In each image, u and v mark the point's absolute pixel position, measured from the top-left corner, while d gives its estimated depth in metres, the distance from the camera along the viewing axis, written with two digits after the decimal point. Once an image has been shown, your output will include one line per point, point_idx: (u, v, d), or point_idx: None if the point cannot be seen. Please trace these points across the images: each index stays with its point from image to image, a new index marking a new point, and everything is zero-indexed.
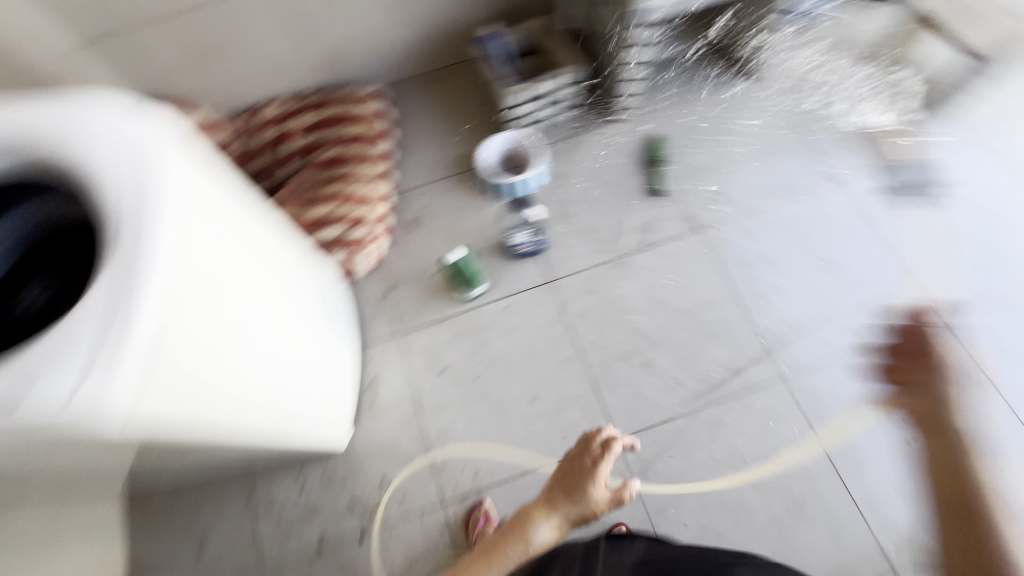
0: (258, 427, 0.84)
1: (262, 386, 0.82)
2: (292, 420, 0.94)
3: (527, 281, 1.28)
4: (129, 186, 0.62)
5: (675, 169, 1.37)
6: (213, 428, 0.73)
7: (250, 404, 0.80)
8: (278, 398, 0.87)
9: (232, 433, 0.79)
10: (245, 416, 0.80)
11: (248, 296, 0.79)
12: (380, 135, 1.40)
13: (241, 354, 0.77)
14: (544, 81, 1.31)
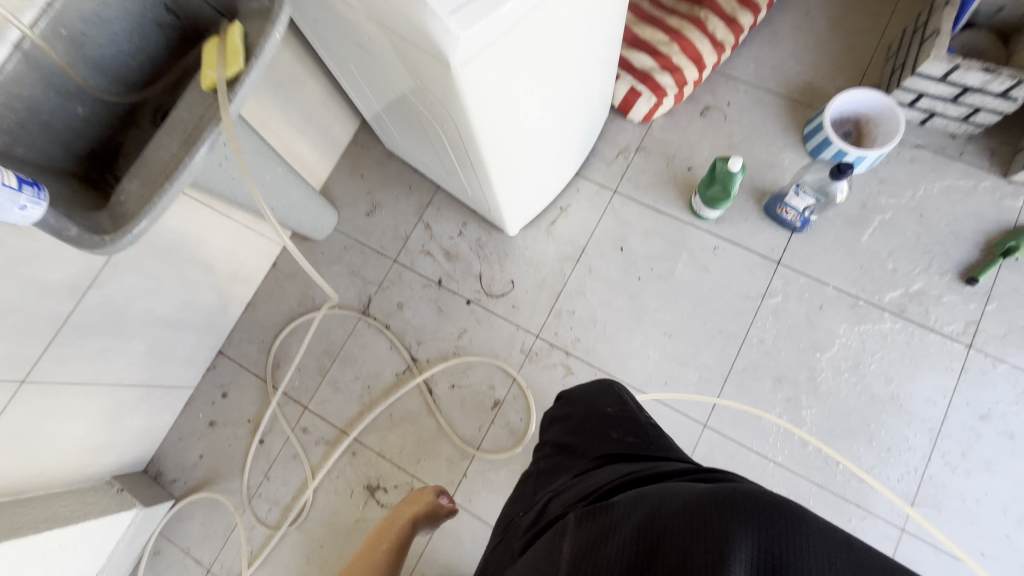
0: (489, 161, 0.90)
1: (518, 130, 0.86)
2: (505, 177, 0.99)
3: (756, 244, 1.15)
4: None
5: (1012, 272, 1.07)
6: (472, 132, 0.79)
7: (502, 137, 0.84)
8: (515, 150, 0.91)
9: (474, 147, 0.85)
10: (495, 143, 0.84)
11: (569, 45, 0.78)
12: (756, 4, 1.21)
13: (530, 91, 0.78)
14: (986, 71, 1.00)
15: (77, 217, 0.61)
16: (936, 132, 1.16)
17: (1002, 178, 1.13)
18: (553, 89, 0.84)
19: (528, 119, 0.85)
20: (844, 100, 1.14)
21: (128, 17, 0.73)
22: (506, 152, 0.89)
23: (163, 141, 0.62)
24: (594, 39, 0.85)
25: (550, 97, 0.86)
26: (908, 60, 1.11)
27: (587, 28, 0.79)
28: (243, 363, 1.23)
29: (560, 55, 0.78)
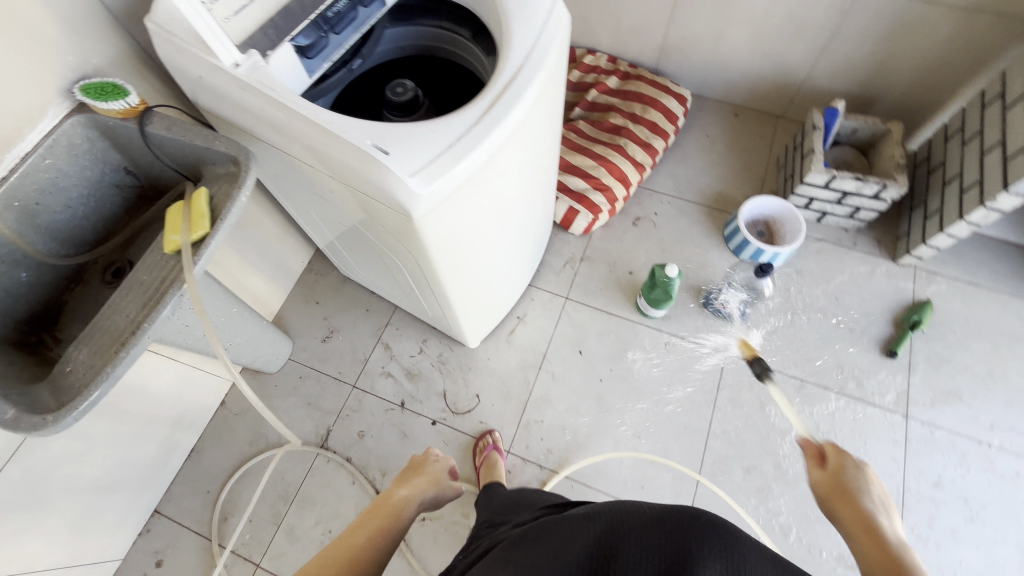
0: (451, 284, 0.93)
1: (476, 255, 0.91)
2: (465, 296, 1.02)
3: (703, 337, 1.24)
4: (519, 51, 0.71)
5: (924, 342, 1.20)
6: (435, 264, 0.82)
7: (462, 263, 0.88)
8: (475, 271, 0.95)
9: (436, 276, 0.88)
10: (458, 271, 0.89)
11: (517, 180, 0.86)
12: (665, 132, 1.43)
13: (485, 222, 0.84)
14: (858, 180, 1.20)
15: (15, 395, 0.57)
16: (832, 227, 1.35)
17: (892, 261, 1.31)
18: (506, 216, 0.91)
19: (486, 247, 0.92)
20: (751, 206, 1.31)
21: (86, 183, 0.74)
22: (468, 277, 0.95)
23: (121, 304, 0.61)
24: (538, 171, 0.95)
25: (503, 223, 0.93)
26: (795, 172, 1.32)
27: (532, 165, 0.89)
28: (183, 521, 1.10)
29: (511, 191, 0.86)
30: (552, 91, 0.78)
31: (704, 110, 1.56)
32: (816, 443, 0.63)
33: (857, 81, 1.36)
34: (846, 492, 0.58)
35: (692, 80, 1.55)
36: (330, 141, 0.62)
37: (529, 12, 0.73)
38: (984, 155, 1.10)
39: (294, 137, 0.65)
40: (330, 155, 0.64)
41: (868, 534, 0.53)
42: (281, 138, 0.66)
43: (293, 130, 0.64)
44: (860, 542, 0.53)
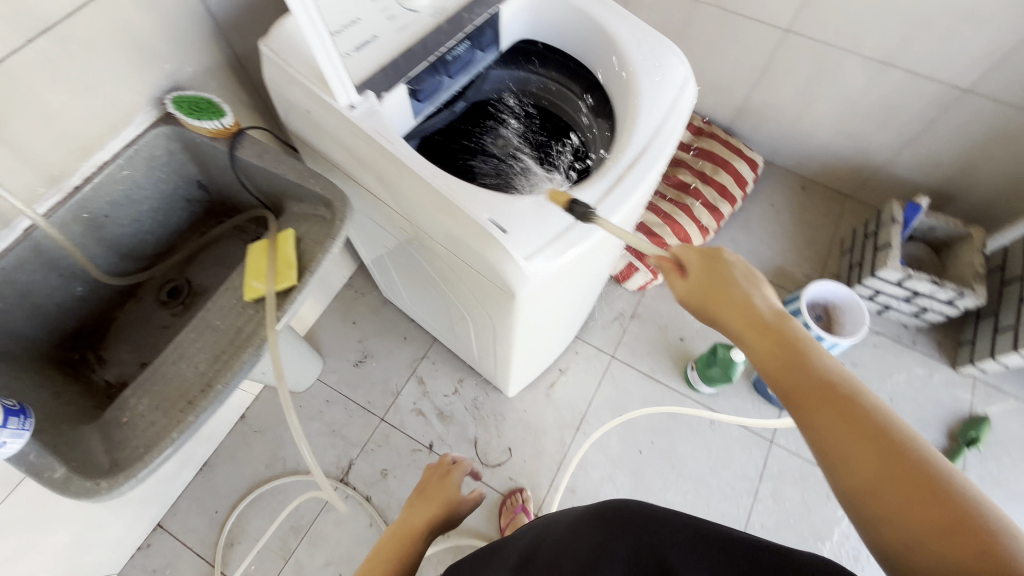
0: (521, 353, 0.87)
1: (556, 328, 0.84)
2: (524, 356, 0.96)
3: (749, 420, 1.18)
4: (645, 129, 0.66)
5: (978, 461, 1.15)
6: (518, 340, 0.76)
7: (542, 337, 0.82)
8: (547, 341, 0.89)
9: (513, 349, 0.81)
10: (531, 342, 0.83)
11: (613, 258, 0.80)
12: (733, 196, 1.38)
13: (575, 299, 0.78)
14: (935, 283, 1.15)
15: (61, 442, 0.51)
16: (892, 322, 1.31)
17: (951, 368, 1.26)
18: (592, 290, 0.85)
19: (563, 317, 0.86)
20: (815, 290, 1.27)
21: (158, 195, 0.69)
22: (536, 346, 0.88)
23: (189, 350, 0.55)
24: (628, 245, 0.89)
25: (587, 297, 0.87)
26: (865, 260, 1.28)
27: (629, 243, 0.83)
28: (186, 540, 1.04)
29: (604, 268, 0.80)
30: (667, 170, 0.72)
31: (771, 177, 1.52)
32: (671, 256, 0.58)
33: (940, 177, 1.31)
34: (723, 282, 0.53)
35: (764, 145, 1.51)
36: (443, 209, 0.57)
37: (658, 84, 0.68)
38: None
39: (402, 193, 0.59)
40: (438, 220, 0.58)
41: (760, 335, 0.49)
42: (385, 190, 0.61)
43: (402, 187, 0.59)
44: (754, 346, 0.50)
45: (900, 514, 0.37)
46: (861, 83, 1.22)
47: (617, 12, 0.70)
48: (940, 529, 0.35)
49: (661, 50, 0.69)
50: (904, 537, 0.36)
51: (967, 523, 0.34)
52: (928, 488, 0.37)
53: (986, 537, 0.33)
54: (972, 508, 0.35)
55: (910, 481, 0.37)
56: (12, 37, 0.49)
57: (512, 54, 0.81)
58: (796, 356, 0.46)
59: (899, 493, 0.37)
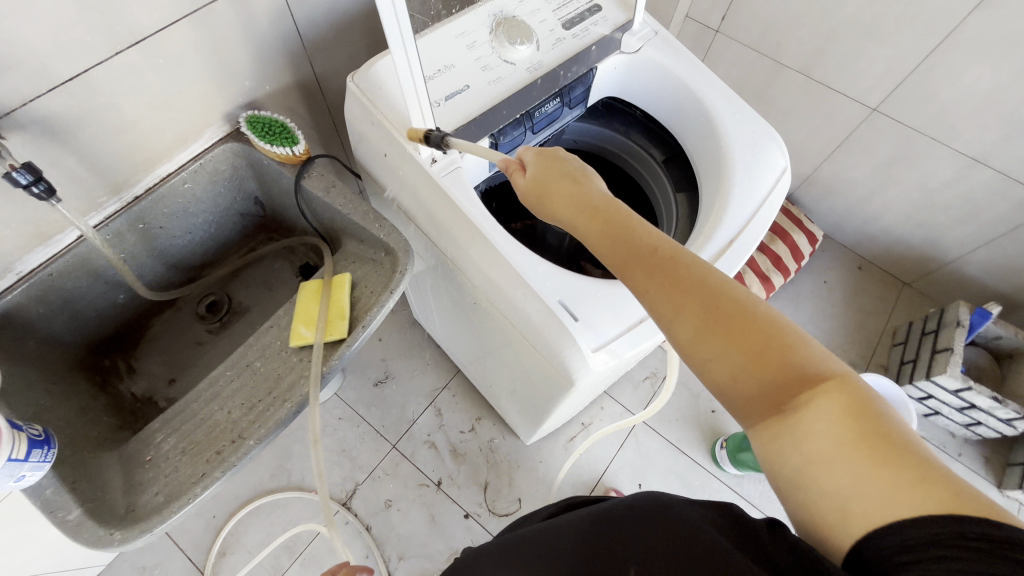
0: (558, 417, 0.83)
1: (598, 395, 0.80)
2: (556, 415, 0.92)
3: (774, 511, 1.12)
4: (734, 219, 0.62)
5: None
6: (561, 409, 0.72)
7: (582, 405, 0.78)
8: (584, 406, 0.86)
9: (551, 414, 0.77)
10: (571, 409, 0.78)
11: None
12: (787, 269, 1.32)
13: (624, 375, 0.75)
14: (996, 400, 1.08)
15: (81, 474, 0.48)
16: (938, 427, 1.24)
17: (995, 488, 1.19)
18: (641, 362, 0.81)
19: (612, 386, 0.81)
20: None
21: (215, 209, 0.67)
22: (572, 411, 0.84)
23: (228, 388, 0.53)
24: None
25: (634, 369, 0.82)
26: (921, 359, 1.21)
27: None
28: (179, 541, 1.01)
29: None
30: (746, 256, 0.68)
31: (827, 252, 1.46)
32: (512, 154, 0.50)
33: (1011, 284, 1.24)
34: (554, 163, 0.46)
35: (825, 218, 1.44)
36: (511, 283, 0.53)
37: (753, 174, 0.63)
38: None
39: (467, 256, 0.56)
40: (502, 292, 0.54)
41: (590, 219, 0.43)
42: (450, 246, 0.57)
43: (469, 250, 0.55)
44: (588, 232, 0.44)
45: (735, 371, 0.36)
46: (945, 175, 1.15)
47: (719, 88, 0.66)
48: (773, 377, 0.35)
49: (761, 137, 0.64)
50: (742, 392, 0.36)
51: (792, 360, 0.35)
52: (755, 336, 0.36)
53: (810, 368, 0.35)
54: (794, 341, 0.36)
55: (741, 340, 0.36)
56: (97, 48, 0.46)
57: (598, 108, 0.78)
58: (622, 231, 0.42)
59: (733, 351, 0.36)
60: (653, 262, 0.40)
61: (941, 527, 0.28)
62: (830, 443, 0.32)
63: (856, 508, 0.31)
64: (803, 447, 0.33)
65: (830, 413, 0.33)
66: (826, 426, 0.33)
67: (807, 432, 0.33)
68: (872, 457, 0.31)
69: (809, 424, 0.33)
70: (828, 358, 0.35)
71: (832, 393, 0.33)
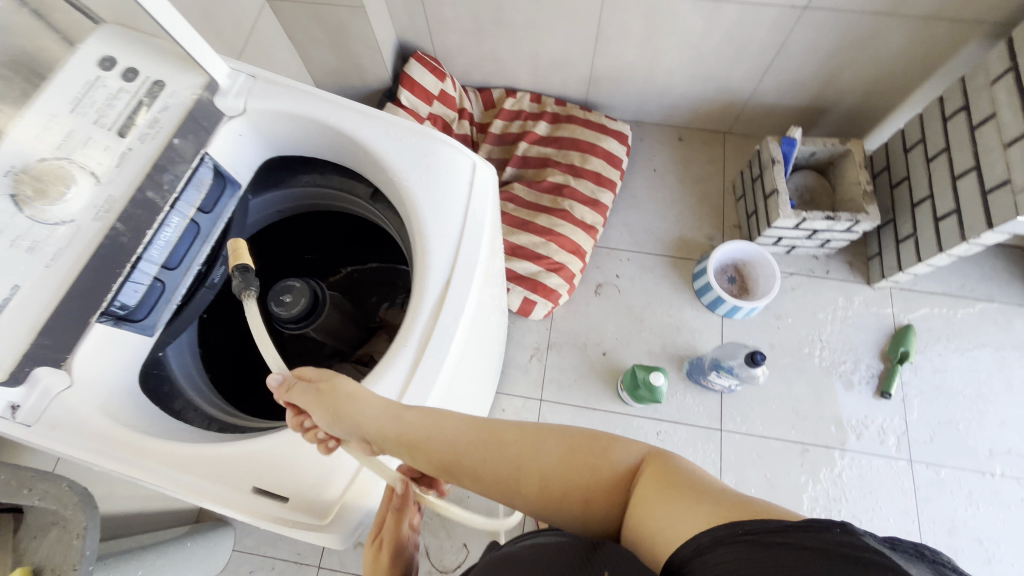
0: None
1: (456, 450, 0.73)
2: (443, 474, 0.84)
3: (695, 415, 1.13)
4: (442, 256, 0.52)
5: (913, 374, 1.15)
6: None
7: None
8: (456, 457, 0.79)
9: None
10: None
11: (483, 365, 0.69)
12: (611, 181, 1.27)
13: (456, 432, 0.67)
14: (829, 218, 1.09)
15: None
16: (802, 256, 1.26)
17: (867, 286, 1.24)
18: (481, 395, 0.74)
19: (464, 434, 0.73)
20: (720, 255, 1.20)
21: None
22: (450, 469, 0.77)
23: None
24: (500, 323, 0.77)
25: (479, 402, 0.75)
26: (760, 208, 1.19)
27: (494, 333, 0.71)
28: None
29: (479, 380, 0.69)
30: (495, 261, 0.60)
31: (645, 138, 1.40)
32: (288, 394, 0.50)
33: (805, 96, 1.23)
34: (332, 394, 0.47)
35: (628, 107, 1.38)
36: (219, 472, 0.45)
37: (440, 193, 0.53)
38: (957, 180, 1.00)
39: (158, 472, 0.45)
40: (214, 486, 0.45)
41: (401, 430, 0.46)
42: (126, 467, 0.46)
43: (153, 464, 0.45)
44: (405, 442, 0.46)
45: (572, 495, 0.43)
46: (697, 26, 1.09)
47: (359, 111, 0.55)
48: (598, 483, 0.42)
49: (430, 145, 0.54)
50: (590, 508, 0.43)
51: (604, 464, 0.43)
52: (571, 460, 0.43)
53: (620, 461, 0.43)
54: (603, 448, 0.44)
55: (562, 476, 0.43)
56: None
57: (270, 172, 0.63)
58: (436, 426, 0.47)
59: (566, 487, 0.43)
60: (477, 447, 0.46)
61: (730, 533, 0.32)
62: (656, 519, 0.37)
63: (669, 540, 0.36)
64: (639, 524, 0.39)
65: (643, 486, 0.40)
66: (646, 504, 0.39)
67: (636, 510, 0.40)
68: (681, 502, 0.37)
69: (636, 508, 0.40)
70: (628, 448, 0.43)
71: (643, 478, 0.41)
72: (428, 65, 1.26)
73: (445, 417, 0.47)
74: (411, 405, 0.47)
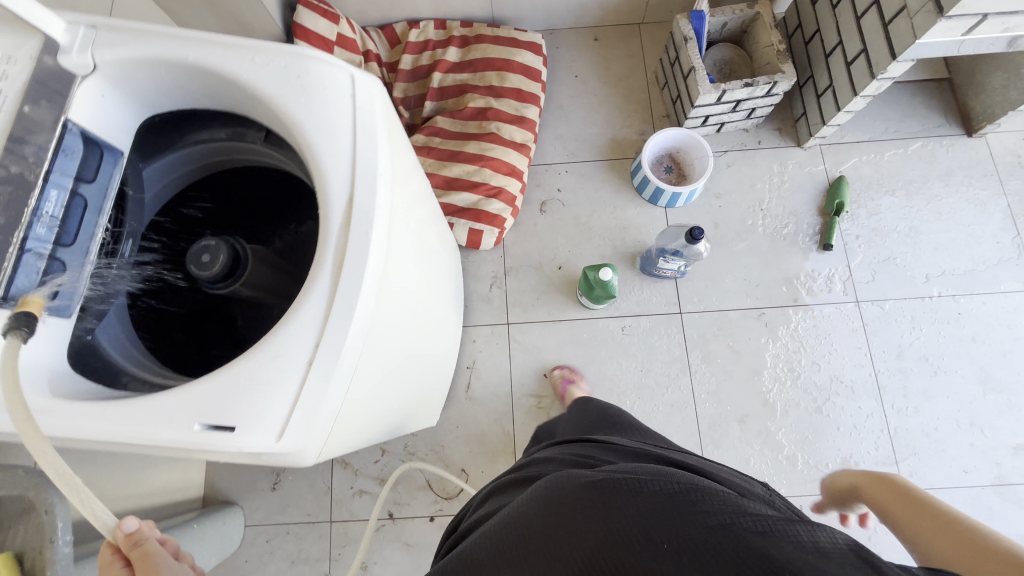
0: (401, 412, 0.79)
1: (411, 370, 0.76)
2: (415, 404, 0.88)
3: (655, 305, 1.18)
4: (339, 175, 0.51)
5: (850, 222, 1.20)
6: (372, 426, 0.68)
7: (400, 393, 0.74)
8: (418, 382, 0.82)
9: (381, 424, 0.73)
10: (400, 395, 0.74)
11: (415, 281, 0.70)
12: (533, 95, 1.24)
13: (404, 349, 0.69)
14: (748, 86, 1.09)
15: None
16: (732, 132, 1.27)
17: (799, 148, 1.26)
18: (422, 312, 0.76)
19: (415, 352, 0.75)
20: (652, 146, 1.20)
21: None
22: (413, 389, 0.80)
23: None
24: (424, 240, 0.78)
25: (423, 320, 0.77)
26: (682, 92, 1.19)
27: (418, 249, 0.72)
28: None
29: (415, 297, 0.71)
30: (402, 173, 0.59)
31: (561, 44, 1.36)
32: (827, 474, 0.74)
33: None
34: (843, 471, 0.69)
35: (536, 16, 1.33)
36: (160, 420, 0.45)
37: (324, 114, 0.52)
38: (860, 20, 1.00)
39: (93, 434, 0.45)
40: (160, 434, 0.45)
41: (887, 496, 0.59)
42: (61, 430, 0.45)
43: (87, 426, 0.45)
44: (882, 504, 0.60)
45: (938, 543, 0.49)
46: None
47: (219, 44, 0.52)
48: (968, 551, 0.45)
49: (302, 64, 0.52)
50: (947, 560, 0.47)
51: (980, 541, 0.45)
52: (959, 530, 0.48)
53: (998, 549, 0.43)
54: (989, 538, 0.45)
55: (947, 533, 0.49)
56: None
57: (159, 132, 0.61)
58: (899, 499, 0.57)
59: (944, 541, 0.48)
60: (912, 506, 0.55)
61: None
62: None
63: None
64: None
65: (999, 562, 0.42)
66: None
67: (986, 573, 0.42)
68: None
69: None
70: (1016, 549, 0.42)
71: (999, 560, 0.42)
72: (317, 9, 1.18)
73: (910, 488, 0.57)
74: (899, 479, 0.60)
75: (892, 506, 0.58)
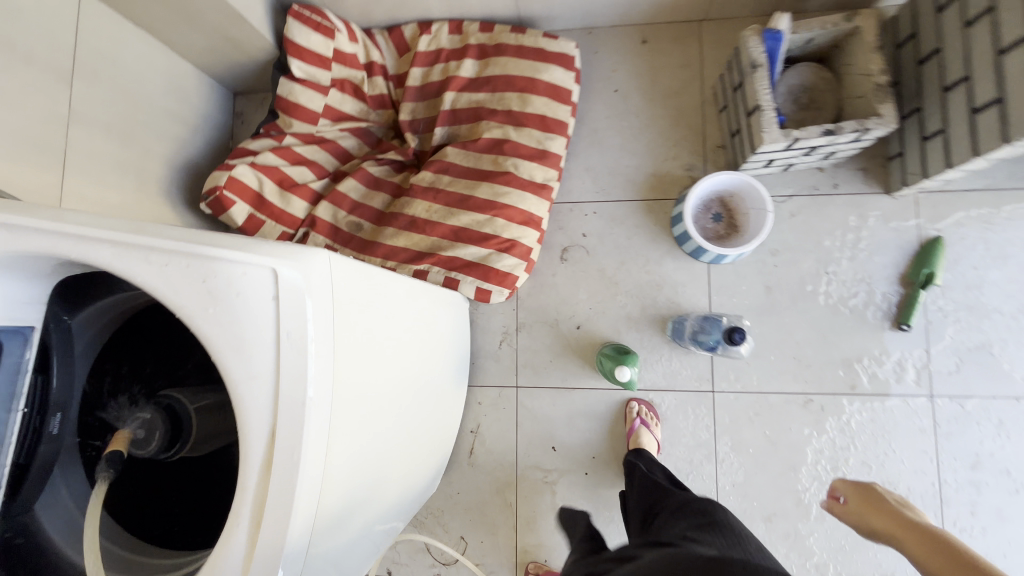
0: (389, 524, 0.75)
1: (392, 496, 0.71)
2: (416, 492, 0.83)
3: (683, 381, 1.04)
4: (257, 407, 0.41)
5: (940, 297, 0.98)
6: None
7: (378, 525, 0.69)
8: (406, 488, 0.76)
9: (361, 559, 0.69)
10: (378, 527, 0.69)
11: (389, 425, 0.62)
12: (559, 122, 1.05)
13: (376, 498, 0.63)
14: (830, 134, 0.86)
15: None
16: (803, 172, 1.04)
17: (887, 196, 1.02)
18: (404, 437, 0.69)
19: (395, 481, 0.69)
20: (699, 192, 1.00)
21: None
22: (403, 497, 0.75)
23: None
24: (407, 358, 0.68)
25: (407, 442, 0.71)
26: (743, 127, 0.96)
27: (394, 387, 0.63)
28: None
29: (390, 440, 0.63)
30: (350, 358, 0.49)
31: (600, 47, 1.13)
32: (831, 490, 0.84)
33: None
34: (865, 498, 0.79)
35: (571, 15, 1.09)
36: None
37: (236, 327, 0.41)
38: (1002, 56, 0.74)
39: None
40: None
41: (918, 537, 0.69)
42: None
43: None
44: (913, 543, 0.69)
45: None
46: None
47: (108, 234, 0.41)
48: None
49: (207, 262, 0.41)
50: None
51: None
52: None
53: None
54: None
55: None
56: None
57: (80, 284, 0.51)
58: (931, 540, 0.67)
59: None
60: (947, 551, 0.65)
61: None
62: None
63: None
64: None
65: None
66: None
67: None
68: None
69: None
70: None
71: None
72: (310, 21, 1.02)
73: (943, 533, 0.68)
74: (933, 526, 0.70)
75: (920, 541, 0.68)
